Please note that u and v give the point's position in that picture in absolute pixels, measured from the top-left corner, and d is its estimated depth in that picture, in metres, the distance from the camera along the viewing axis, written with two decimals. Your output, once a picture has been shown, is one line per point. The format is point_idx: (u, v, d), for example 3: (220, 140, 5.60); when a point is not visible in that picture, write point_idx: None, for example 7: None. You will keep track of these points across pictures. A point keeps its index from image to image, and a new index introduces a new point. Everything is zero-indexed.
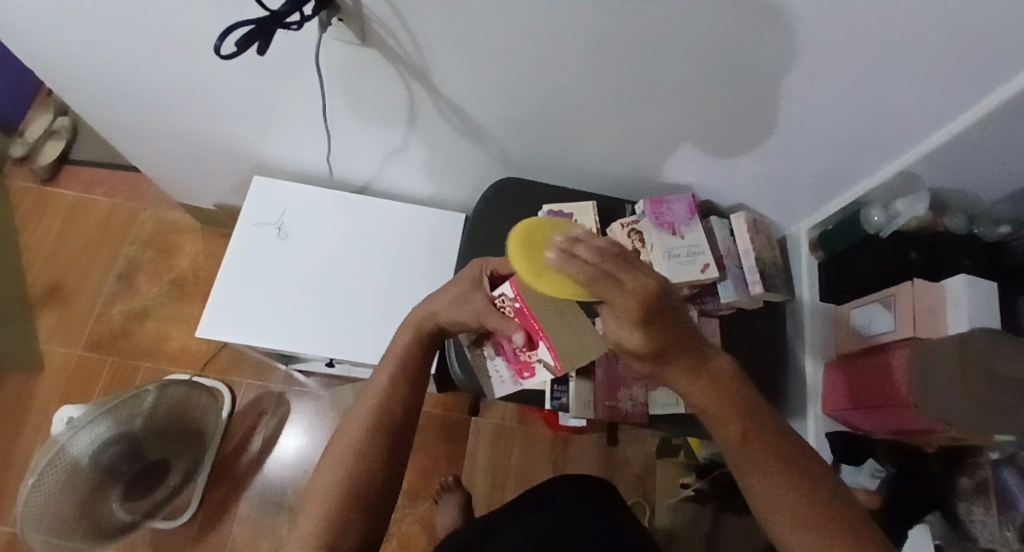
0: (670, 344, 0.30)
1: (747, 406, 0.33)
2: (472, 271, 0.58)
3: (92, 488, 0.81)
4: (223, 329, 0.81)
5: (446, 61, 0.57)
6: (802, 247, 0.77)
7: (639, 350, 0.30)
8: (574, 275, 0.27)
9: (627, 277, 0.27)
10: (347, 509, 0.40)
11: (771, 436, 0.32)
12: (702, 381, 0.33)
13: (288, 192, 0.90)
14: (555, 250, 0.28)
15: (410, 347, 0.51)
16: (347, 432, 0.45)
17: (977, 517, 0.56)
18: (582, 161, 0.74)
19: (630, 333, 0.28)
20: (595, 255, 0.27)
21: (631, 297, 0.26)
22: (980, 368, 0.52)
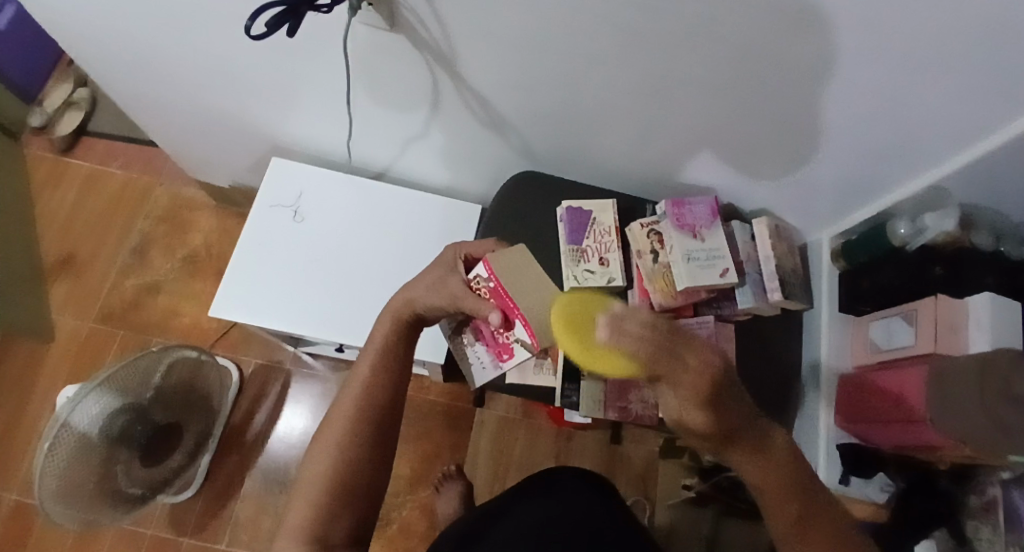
0: (735, 420, 0.28)
1: (807, 489, 0.31)
2: (447, 257, 0.59)
3: (106, 449, 0.83)
4: (227, 312, 0.81)
5: (472, 51, 0.57)
6: (824, 257, 0.76)
7: (691, 428, 0.27)
8: (629, 351, 0.24)
9: (688, 354, 0.25)
10: (332, 503, 0.41)
11: (828, 520, 0.31)
12: (762, 459, 0.30)
13: (306, 175, 0.90)
14: (605, 326, 0.25)
15: (390, 336, 0.49)
16: (332, 423, 0.45)
17: (983, 536, 0.56)
18: (604, 157, 0.73)
19: (695, 413, 0.26)
20: (651, 326, 0.24)
21: (696, 373, 0.24)
22: (1000, 390, 0.50)
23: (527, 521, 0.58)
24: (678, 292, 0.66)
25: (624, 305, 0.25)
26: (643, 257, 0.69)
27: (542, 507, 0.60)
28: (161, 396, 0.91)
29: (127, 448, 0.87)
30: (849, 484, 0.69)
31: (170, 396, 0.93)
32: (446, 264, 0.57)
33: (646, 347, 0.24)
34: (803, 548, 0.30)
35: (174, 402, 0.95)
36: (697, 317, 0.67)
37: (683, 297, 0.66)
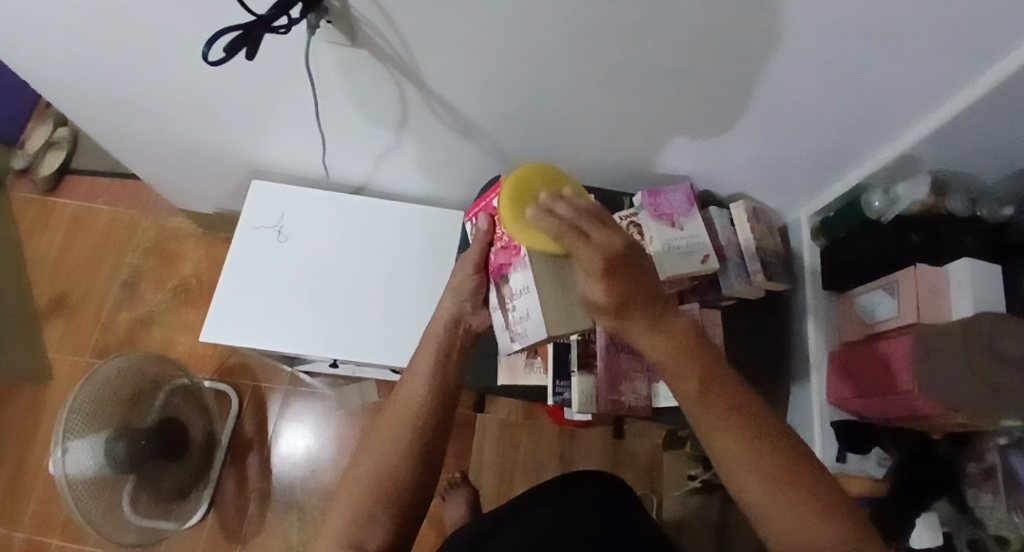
0: (635, 294, 0.33)
1: (716, 374, 0.34)
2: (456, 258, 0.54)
3: (120, 467, 0.82)
4: (220, 335, 0.82)
5: (435, 59, 0.57)
6: (804, 234, 0.76)
7: (599, 302, 0.34)
8: (547, 224, 0.34)
9: (593, 232, 0.33)
10: (372, 509, 0.43)
11: (740, 408, 0.33)
12: (666, 341, 0.34)
13: (286, 195, 0.90)
14: (538, 209, 0.35)
15: (445, 334, 0.51)
16: (386, 423, 0.47)
17: (986, 504, 0.56)
18: (577, 154, 0.73)
19: (596, 282, 0.33)
20: (571, 210, 0.34)
21: (597, 246, 0.32)
22: (982, 345, 0.51)
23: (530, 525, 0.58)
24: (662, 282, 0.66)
25: (551, 197, 0.35)
26: None
27: (540, 514, 0.60)
28: (148, 406, 0.91)
29: (135, 474, 0.86)
30: (846, 460, 0.68)
31: (155, 404, 0.93)
32: None
33: (558, 227, 0.34)
34: (711, 422, 0.33)
35: (161, 411, 0.94)
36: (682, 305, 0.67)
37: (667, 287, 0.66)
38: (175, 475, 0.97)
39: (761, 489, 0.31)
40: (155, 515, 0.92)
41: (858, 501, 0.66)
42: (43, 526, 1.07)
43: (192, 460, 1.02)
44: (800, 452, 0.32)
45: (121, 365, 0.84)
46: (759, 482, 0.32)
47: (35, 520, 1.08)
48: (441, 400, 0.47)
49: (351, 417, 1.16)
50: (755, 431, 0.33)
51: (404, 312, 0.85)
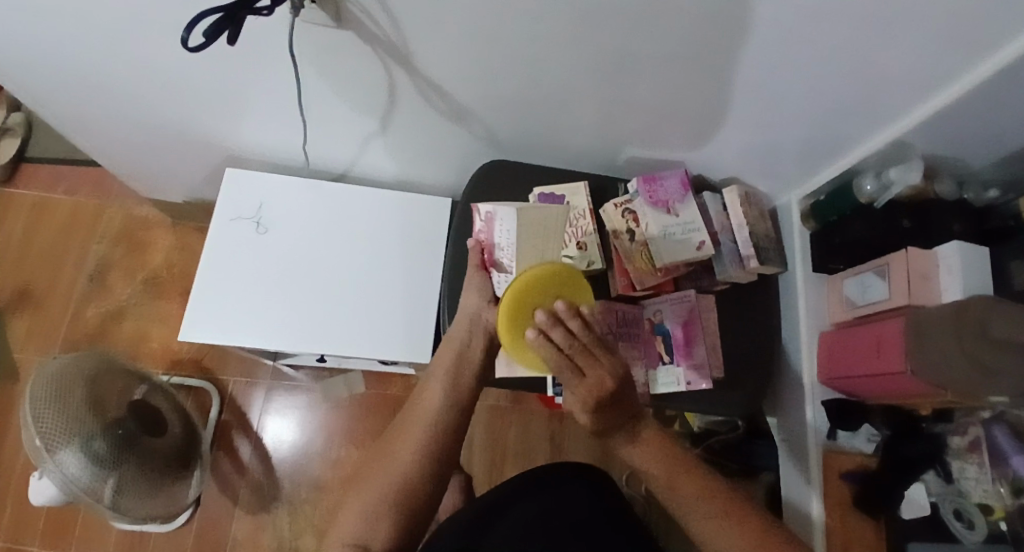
0: (612, 422, 0.53)
1: (678, 466, 0.51)
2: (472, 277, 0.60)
3: (110, 457, 0.81)
4: (199, 333, 0.78)
5: (426, 42, 0.53)
6: (794, 218, 0.76)
7: (590, 423, 0.53)
8: (547, 349, 0.49)
9: (586, 370, 0.50)
10: (379, 505, 0.48)
11: (694, 483, 0.50)
12: (642, 447, 0.53)
13: (262, 183, 0.85)
14: (537, 333, 0.49)
15: (465, 337, 0.57)
16: (405, 427, 0.54)
17: (969, 474, 0.57)
18: (569, 140, 0.72)
19: (587, 414, 0.52)
20: (567, 341, 0.49)
21: (591, 383, 0.49)
22: (977, 331, 0.50)
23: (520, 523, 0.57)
24: (658, 269, 0.66)
25: (548, 321, 0.49)
26: (620, 238, 0.67)
27: (521, 513, 0.58)
28: (121, 391, 0.88)
29: (126, 470, 0.84)
30: (838, 437, 0.72)
31: (127, 389, 0.89)
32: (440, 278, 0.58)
33: (559, 358, 0.49)
34: (672, 493, 0.50)
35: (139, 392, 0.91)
36: (678, 292, 0.67)
37: (663, 274, 0.66)
38: (177, 445, 0.96)
39: (714, 534, 0.46)
40: (167, 486, 0.93)
41: (845, 477, 0.70)
42: (21, 533, 1.03)
43: (186, 427, 1.00)
44: (748, 511, 0.47)
45: (70, 367, 0.81)
46: (719, 533, 0.46)
47: (12, 527, 1.03)
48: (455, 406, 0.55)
49: (339, 408, 1.14)
50: (714, 499, 0.48)
51: (395, 303, 0.83)
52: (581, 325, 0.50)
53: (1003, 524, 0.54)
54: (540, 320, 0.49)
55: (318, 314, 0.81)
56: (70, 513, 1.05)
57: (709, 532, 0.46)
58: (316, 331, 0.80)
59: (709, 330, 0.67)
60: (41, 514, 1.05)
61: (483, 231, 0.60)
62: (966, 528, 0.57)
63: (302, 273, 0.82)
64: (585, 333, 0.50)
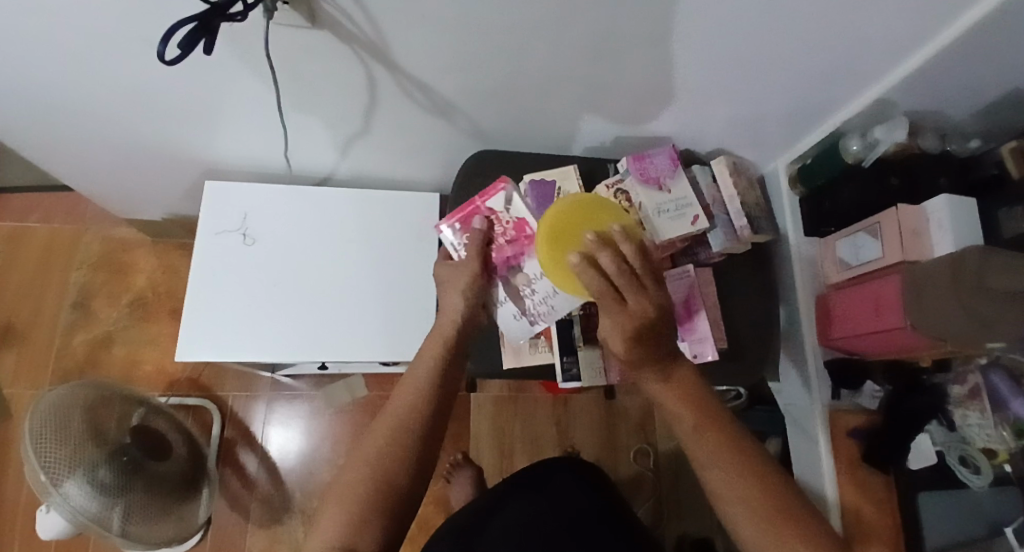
0: (645, 357, 0.47)
1: (708, 412, 0.46)
2: (463, 270, 0.59)
3: (116, 485, 0.80)
4: (194, 352, 0.77)
5: (406, 37, 0.52)
6: (782, 185, 0.77)
7: (623, 354, 0.48)
8: (591, 273, 0.46)
9: (630, 297, 0.46)
10: (363, 510, 0.44)
11: (721, 438, 0.44)
12: (670, 388, 0.47)
13: (244, 194, 0.83)
14: (582, 261, 0.46)
15: (451, 329, 0.56)
16: (381, 423, 0.50)
17: (972, 421, 0.60)
18: (555, 125, 0.71)
19: (622, 342, 0.47)
20: (613, 263, 0.46)
21: (632, 311, 0.46)
22: (973, 284, 0.51)
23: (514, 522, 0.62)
24: (655, 247, 0.65)
25: (596, 243, 0.47)
26: None
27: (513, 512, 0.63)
28: (120, 417, 0.86)
29: (133, 496, 0.82)
30: (840, 397, 0.73)
31: (126, 414, 0.87)
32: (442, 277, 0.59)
33: (601, 281, 0.46)
34: (697, 439, 0.44)
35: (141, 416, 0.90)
36: (678, 268, 0.67)
37: (660, 251, 0.66)
38: (183, 466, 0.95)
39: (733, 488, 0.42)
40: (176, 508, 0.91)
41: (852, 435, 0.71)
42: None
43: (189, 447, 0.98)
44: (776, 480, 0.42)
45: (65, 397, 0.80)
46: (735, 486, 0.42)
47: None
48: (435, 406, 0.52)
49: (343, 413, 1.14)
50: (736, 453, 0.43)
51: (392, 303, 0.82)
52: (628, 251, 0.47)
53: (1008, 466, 0.58)
54: (591, 241, 0.47)
55: (315, 322, 0.80)
56: (81, 546, 1.03)
57: (720, 477, 0.42)
58: (315, 340, 0.79)
59: (709, 302, 0.68)
60: (52, 549, 1.03)
61: (510, 226, 0.62)
62: (972, 472, 0.60)
63: (294, 283, 0.81)
64: (629, 259, 0.47)
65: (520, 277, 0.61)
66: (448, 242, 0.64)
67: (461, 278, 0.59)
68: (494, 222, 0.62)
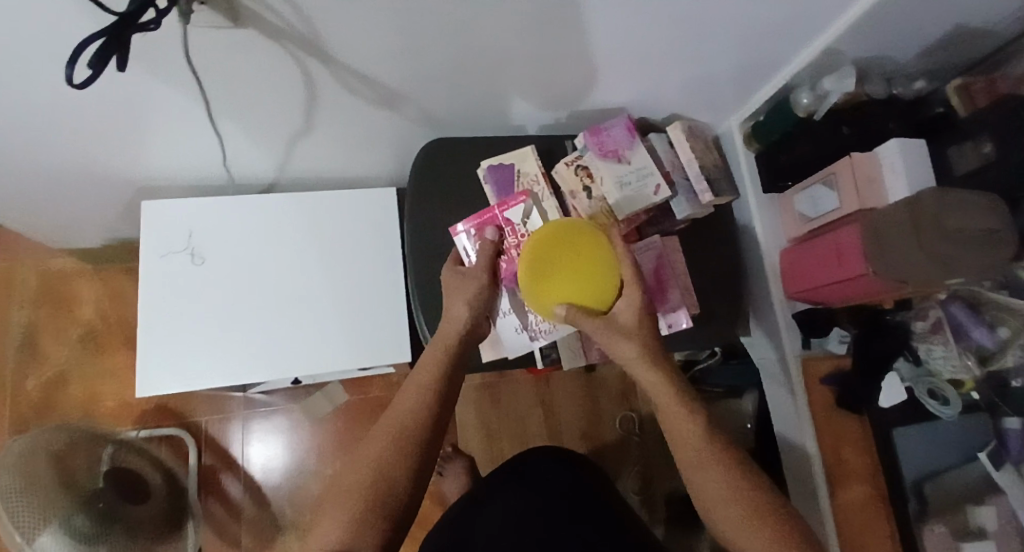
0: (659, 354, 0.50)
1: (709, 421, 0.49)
2: (475, 277, 0.59)
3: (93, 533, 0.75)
4: (155, 386, 0.73)
5: (339, 28, 0.49)
6: (737, 143, 0.77)
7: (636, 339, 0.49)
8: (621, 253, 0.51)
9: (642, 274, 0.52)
10: (365, 513, 0.45)
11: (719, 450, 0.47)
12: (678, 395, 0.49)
13: (185, 211, 0.77)
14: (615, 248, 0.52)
15: (456, 331, 0.56)
16: (387, 425, 0.50)
17: (937, 354, 0.64)
18: (507, 105, 0.69)
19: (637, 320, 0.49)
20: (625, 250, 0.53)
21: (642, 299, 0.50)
22: (935, 227, 0.52)
23: (507, 510, 0.63)
24: (621, 222, 0.65)
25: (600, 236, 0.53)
26: (577, 197, 0.66)
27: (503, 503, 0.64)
28: (88, 461, 0.81)
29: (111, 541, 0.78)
30: (810, 346, 0.75)
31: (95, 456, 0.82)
32: (456, 282, 0.59)
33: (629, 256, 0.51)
34: (700, 447, 0.47)
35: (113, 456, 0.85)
36: (643, 241, 0.66)
37: (627, 225, 0.66)
38: (165, 503, 0.90)
39: (727, 495, 0.45)
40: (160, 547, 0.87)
41: (825, 381, 0.72)
42: None
43: (170, 481, 0.93)
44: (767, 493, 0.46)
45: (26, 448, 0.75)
46: (727, 492, 0.45)
47: None
48: (441, 408, 0.52)
49: (322, 423, 1.11)
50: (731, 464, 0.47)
51: (359, 307, 0.79)
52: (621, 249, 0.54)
53: (974, 392, 0.64)
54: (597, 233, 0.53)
55: (282, 337, 0.77)
56: None
57: (711, 491, 0.46)
58: (285, 356, 0.76)
59: (678, 271, 0.67)
60: None
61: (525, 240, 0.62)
62: (942, 404, 0.65)
63: (254, 299, 0.77)
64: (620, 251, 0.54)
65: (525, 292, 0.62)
66: (464, 247, 0.63)
67: (469, 288, 0.58)
68: (509, 233, 0.62)
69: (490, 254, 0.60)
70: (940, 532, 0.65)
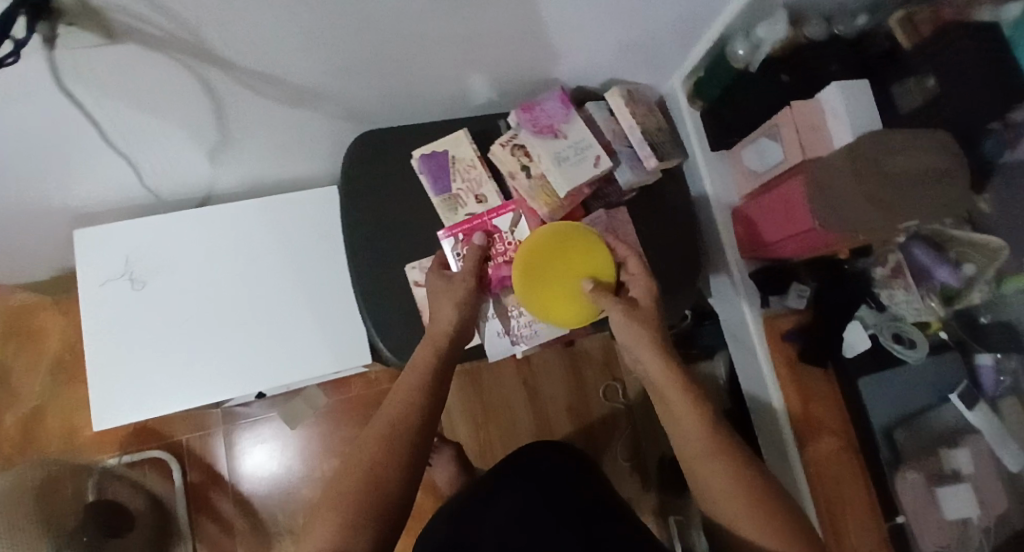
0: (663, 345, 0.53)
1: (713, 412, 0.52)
2: (464, 280, 0.57)
3: None
4: (115, 417, 0.71)
5: (227, 32, 0.45)
6: (681, 102, 0.74)
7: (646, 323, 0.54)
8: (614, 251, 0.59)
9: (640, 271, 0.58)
10: (359, 517, 0.43)
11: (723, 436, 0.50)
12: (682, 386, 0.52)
13: (119, 235, 0.73)
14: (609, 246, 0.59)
15: (449, 327, 0.54)
16: (377, 427, 0.49)
17: (899, 298, 0.63)
18: (435, 90, 0.65)
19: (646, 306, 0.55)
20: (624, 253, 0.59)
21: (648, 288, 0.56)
22: (874, 170, 0.50)
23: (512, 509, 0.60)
24: (563, 200, 0.62)
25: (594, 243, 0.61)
26: (517, 178, 0.63)
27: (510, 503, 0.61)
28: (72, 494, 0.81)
29: None
30: (770, 304, 0.71)
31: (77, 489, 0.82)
32: (442, 283, 0.57)
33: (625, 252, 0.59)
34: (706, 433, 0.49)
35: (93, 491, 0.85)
36: (590, 215, 0.65)
37: (569, 203, 0.63)
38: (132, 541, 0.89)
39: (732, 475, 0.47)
40: None
41: (787, 337, 0.69)
42: None
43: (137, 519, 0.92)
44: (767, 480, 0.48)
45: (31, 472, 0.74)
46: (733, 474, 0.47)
47: None
48: (429, 408, 0.51)
49: (308, 426, 1.07)
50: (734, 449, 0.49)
51: (313, 312, 0.78)
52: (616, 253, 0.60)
53: (940, 333, 0.64)
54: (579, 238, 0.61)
55: (239, 352, 0.75)
56: None
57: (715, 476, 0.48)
58: (246, 370, 0.75)
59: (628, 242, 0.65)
60: None
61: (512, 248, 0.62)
62: (908, 347, 0.63)
63: (206, 316, 0.75)
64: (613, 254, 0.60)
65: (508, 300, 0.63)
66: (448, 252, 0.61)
67: (459, 290, 0.56)
68: (496, 239, 0.62)
69: (479, 260, 0.59)
70: (913, 478, 0.62)
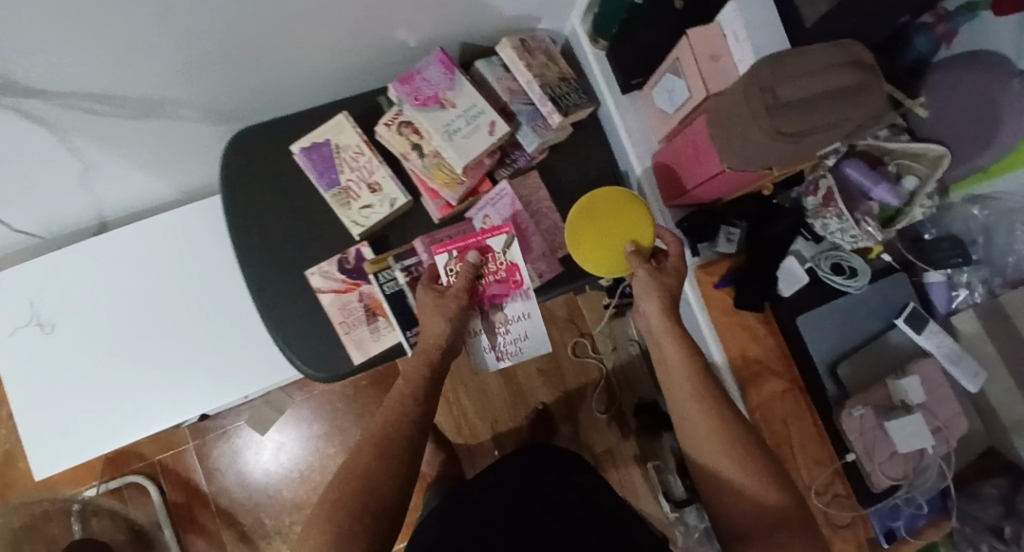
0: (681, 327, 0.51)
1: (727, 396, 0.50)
2: (453, 299, 0.51)
3: None
4: (57, 463, 0.70)
5: (18, 62, 0.39)
6: (583, 43, 0.67)
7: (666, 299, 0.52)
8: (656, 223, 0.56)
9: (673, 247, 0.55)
10: (348, 525, 0.41)
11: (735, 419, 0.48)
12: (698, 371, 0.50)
13: (14, 280, 0.69)
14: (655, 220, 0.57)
15: (441, 336, 0.50)
16: (368, 438, 0.47)
17: (833, 227, 0.58)
18: (303, 75, 0.58)
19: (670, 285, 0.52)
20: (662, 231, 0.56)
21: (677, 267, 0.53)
22: (767, 99, 0.43)
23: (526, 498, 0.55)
24: (462, 177, 0.57)
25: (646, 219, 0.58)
26: (410, 159, 0.58)
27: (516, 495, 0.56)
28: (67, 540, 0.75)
29: None
30: (698, 253, 0.67)
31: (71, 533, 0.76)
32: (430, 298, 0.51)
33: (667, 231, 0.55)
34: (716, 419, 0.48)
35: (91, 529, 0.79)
36: (494, 189, 0.60)
37: (470, 177, 0.58)
38: None
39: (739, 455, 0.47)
40: None
41: (720, 284, 0.64)
42: None
43: None
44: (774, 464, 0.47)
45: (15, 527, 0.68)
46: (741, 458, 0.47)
47: None
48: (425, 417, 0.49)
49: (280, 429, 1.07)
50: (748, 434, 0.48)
51: (238, 327, 0.74)
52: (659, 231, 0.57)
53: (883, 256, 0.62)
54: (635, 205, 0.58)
55: (169, 379, 0.72)
56: None
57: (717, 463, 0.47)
58: (181, 396, 0.72)
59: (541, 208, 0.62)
60: None
61: (505, 274, 0.55)
62: (851, 277, 0.61)
63: (130, 347, 0.71)
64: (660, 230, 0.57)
65: (495, 317, 0.56)
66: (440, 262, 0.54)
67: (449, 305, 0.51)
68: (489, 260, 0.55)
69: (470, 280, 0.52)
70: (862, 413, 0.57)
